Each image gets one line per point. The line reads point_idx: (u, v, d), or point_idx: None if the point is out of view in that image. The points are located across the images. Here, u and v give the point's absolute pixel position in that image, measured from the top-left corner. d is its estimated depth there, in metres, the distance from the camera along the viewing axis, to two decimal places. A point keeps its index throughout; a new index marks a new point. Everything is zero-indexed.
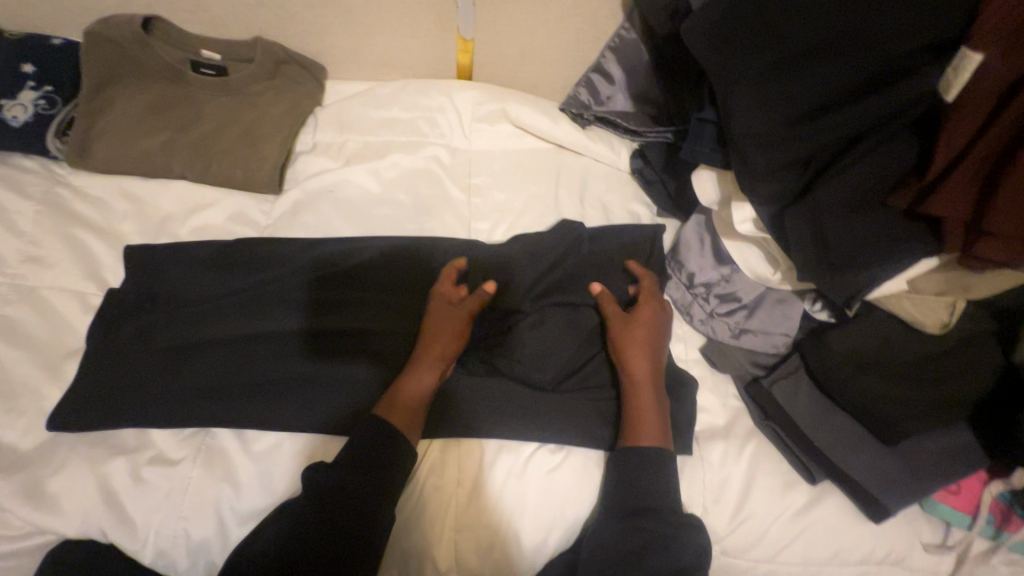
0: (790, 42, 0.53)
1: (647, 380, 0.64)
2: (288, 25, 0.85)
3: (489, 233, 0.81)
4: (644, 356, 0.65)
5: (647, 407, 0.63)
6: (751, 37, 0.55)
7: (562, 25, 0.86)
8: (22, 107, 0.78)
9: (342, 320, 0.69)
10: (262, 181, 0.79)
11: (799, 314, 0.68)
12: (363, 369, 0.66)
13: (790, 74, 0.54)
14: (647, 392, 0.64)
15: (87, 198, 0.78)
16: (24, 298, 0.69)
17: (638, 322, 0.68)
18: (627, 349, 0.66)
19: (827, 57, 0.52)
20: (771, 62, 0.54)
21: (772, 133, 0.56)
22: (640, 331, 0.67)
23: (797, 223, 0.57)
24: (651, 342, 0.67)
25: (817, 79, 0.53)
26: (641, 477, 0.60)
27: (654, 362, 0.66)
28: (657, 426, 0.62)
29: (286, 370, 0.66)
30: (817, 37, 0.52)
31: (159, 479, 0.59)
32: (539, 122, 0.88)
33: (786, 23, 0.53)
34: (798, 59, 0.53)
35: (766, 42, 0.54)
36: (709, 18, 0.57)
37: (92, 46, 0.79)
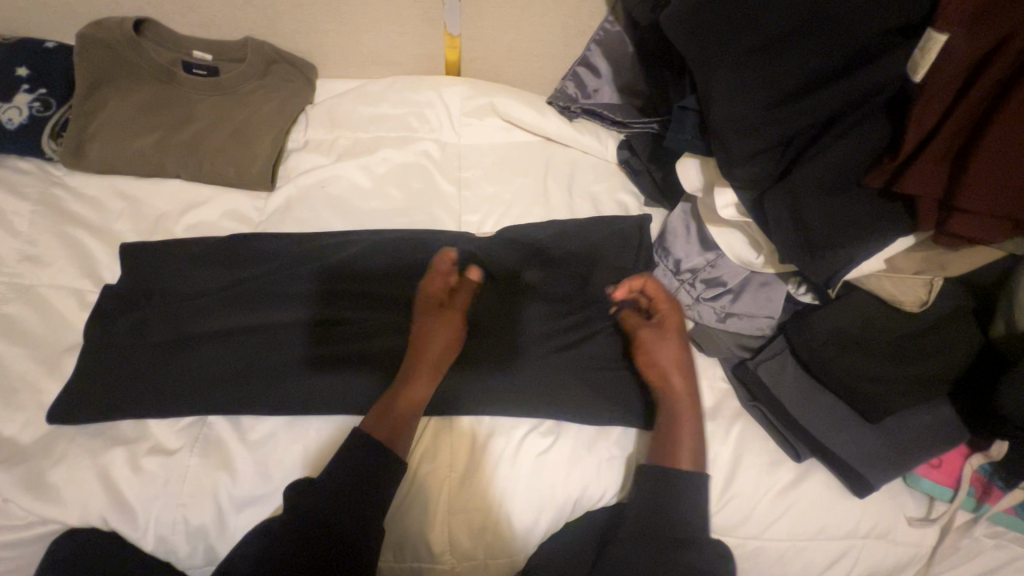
0: (766, 27, 0.54)
1: (687, 399, 0.66)
2: (277, 24, 0.86)
3: (480, 225, 0.82)
4: (677, 377, 0.66)
5: (688, 428, 0.64)
6: (728, 23, 0.55)
7: (547, 19, 0.87)
8: (17, 109, 0.79)
9: (336, 309, 0.70)
10: (255, 178, 0.80)
11: (781, 297, 0.70)
12: (356, 359, 0.67)
13: (769, 58, 0.55)
14: (686, 412, 0.65)
15: (82, 197, 0.79)
16: (22, 296, 0.70)
17: (671, 339, 0.69)
18: (663, 371, 0.67)
19: (801, 41, 0.54)
20: (747, 48, 0.55)
21: (752, 118, 0.57)
22: (673, 348, 0.68)
23: (777, 206, 0.58)
24: (683, 359, 0.68)
25: (792, 63, 0.54)
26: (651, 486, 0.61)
27: (687, 380, 0.67)
28: (698, 444, 0.63)
29: (281, 361, 0.67)
30: (790, 23, 0.53)
31: (158, 468, 0.60)
32: (527, 116, 0.89)
33: (761, 9, 0.54)
34: (775, 45, 0.54)
35: (744, 27, 0.55)
36: (687, 6, 0.57)
37: (85, 49, 0.80)
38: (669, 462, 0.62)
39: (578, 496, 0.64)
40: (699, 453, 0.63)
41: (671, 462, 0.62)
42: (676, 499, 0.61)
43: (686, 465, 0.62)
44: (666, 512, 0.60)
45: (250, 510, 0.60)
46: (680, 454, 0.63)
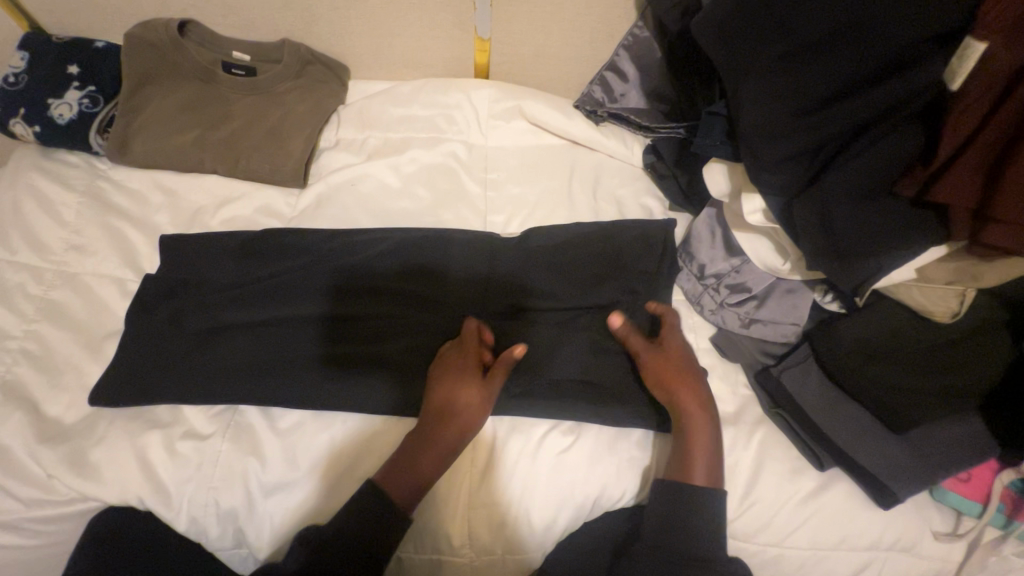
0: (795, 36, 0.55)
1: (700, 412, 0.63)
2: (313, 26, 0.89)
3: (504, 226, 0.84)
4: (690, 392, 0.64)
5: (702, 445, 0.62)
6: (761, 30, 0.57)
7: (576, 24, 0.88)
8: (67, 105, 0.83)
9: (362, 304, 0.72)
10: (288, 175, 0.83)
11: (807, 304, 0.69)
12: (379, 356, 0.69)
13: (799, 67, 0.56)
14: (699, 429, 0.63)
15: (125, 190, 0.83)
16: (68, 283, 0.74)
17: (675, 350, 0.68)
18: (675, 385, 0.65)
19: (830, 49, 0.54)
20: (779, 55, 0.56)
21: (779, 127, 0.58)
22: (679, 360, 0.67)
23: (805, 214, 0.59)
24: (690, 371, 0.67)
25: (820, 72, 0.55)
26: (672, 507, 0.60)
27: (701, 393, 0.65)
28: (712, 460, 0.61)
29: (307, 353, 0.69)
30: (819, 32, 0.54)
31: (191, 451, 0.63)
32: (554, 119, 0.90)
33: (796, 16, 0.54)
34: (803, 53, 0.55)
35: (773, 37, 0.56)
36: (719, 14, 0.60)
37: (132, 47, 0.84)
38: (684, 479, 0.61)
39: (596, 495, 0.64)
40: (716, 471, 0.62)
41: (687, 478, 0.61)
42: (693, 509, 0.60)
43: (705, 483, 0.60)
44: (674, 525, 0.60)
45: (277, 497, 0.62)
46: (699, 471, 0.61)
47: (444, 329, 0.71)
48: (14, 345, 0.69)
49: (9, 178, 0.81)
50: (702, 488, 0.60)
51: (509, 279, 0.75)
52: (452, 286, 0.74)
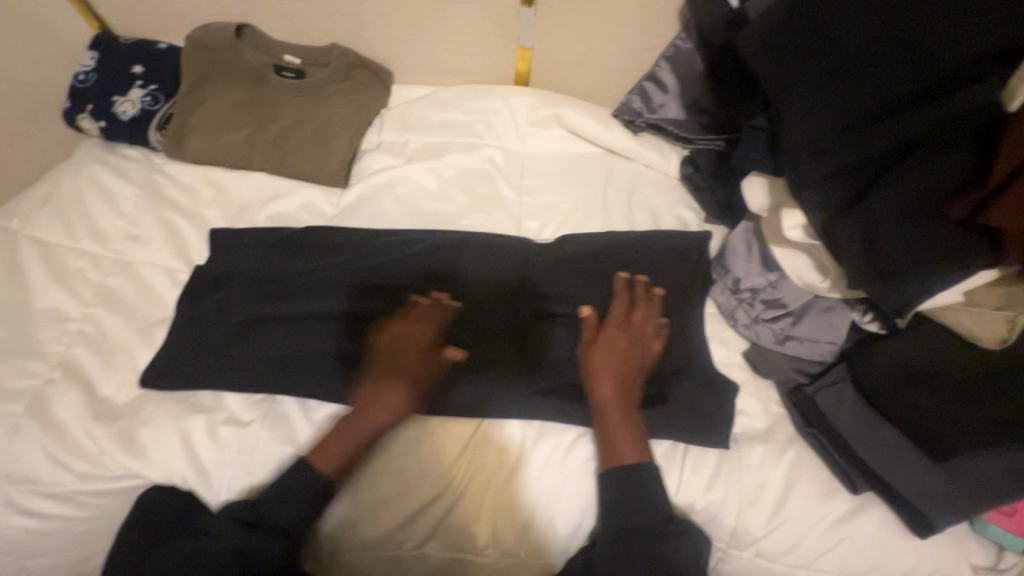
0: (839, 54, 0.57)
1: (616, 400, 0.64)
2: (362, 32, 0.92)
3: (538, 232, 0.85)
4: (608, 378, 0.65)
5: (619, 428, 0.62)
6: (805, 47, 0.59)
7: (618, 35, 0.89)
8: (131, 103, 0.88)
9: (385, 303, 0.73)
10: (331, 175, 0.86)
11: (845, 323, 0.68)
12: (400, 355, 0.70)
13: (845, 84, 0.57)
14: (615, 414, 0.63)
15: (178, 184, 0.87)
16: (123, 270, 0.78)
17: (609, 337, 0.68)
18: (593, 371, 0.66)
19: (880, 67, 0.55)
20: (824, 71, 0.58)
21: (823, 140, 0.59)
22: (608, 347, 0.67)
23: (848, 229, 0.58)
24: (620, 357, 0.66)
25: (868, 89, 0.56)
26: (634, 494, 0.60)
27: (623, 379, 0.65)
28: (633, 442, 0.62)
29: (328, 347, 0.70)
30: (866, 54, 0.56)
31: (231, 437, 0.65)
32: (592, 128, 0.91)
33: (842, 34, 0.57)
34: (851, 70, 0.56)
35: (817, 55, 0.58)
36: (765, 32, 0.63)
37: (192, 49, 0.89)
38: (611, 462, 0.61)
39: None
40: (638, 452, 0.61)
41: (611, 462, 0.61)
42: (653, 500, 0.60)
43: (628, 463, 0.61)
44: (637, 504, 0.60)
45: None
46: (621, 452, 0.61)
47: (464, 331, 0.72)
48: (73, 327, 0.73)
49: (74, 169, 0.86)
50: (625, 468, 0.60)
51: (541, 291, 0.74)
52: (480, 287, 0.75)
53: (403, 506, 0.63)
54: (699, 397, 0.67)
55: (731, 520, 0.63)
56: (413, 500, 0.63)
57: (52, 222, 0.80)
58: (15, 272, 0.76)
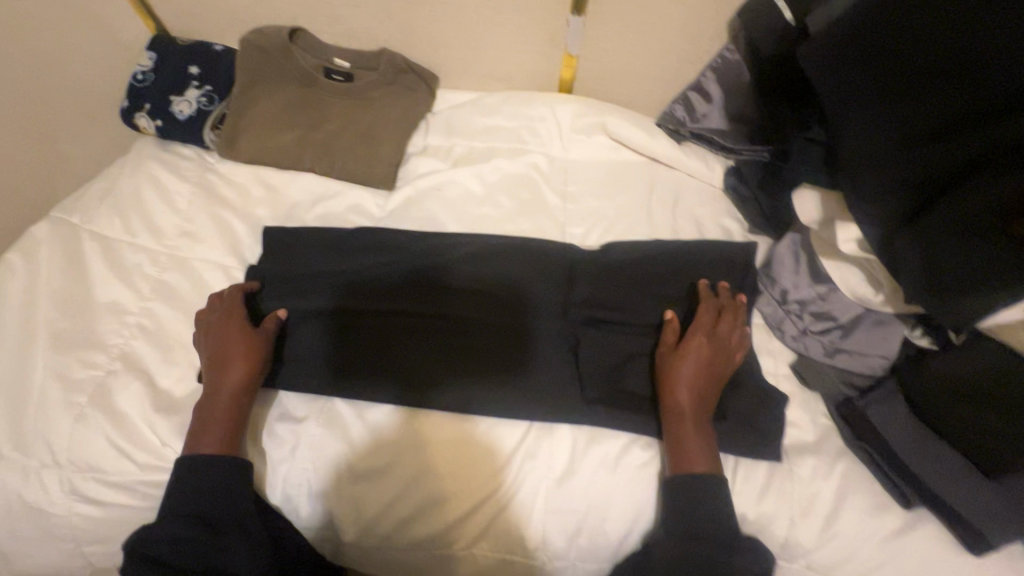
0: (900, 71, 0.57)
1: (694, 410, 0.64)
2: (411, 37, 0.93)
3: (583, 238, 0.85)
4: (688, 386, 0.65)
5: (695, 439, 0.63)
6: (867, 61, 0.59)
7: (665, 44, 0.90)
8: (187, 103, 0.90)
9: (366, 304, 0.74)
10: (379, 178, 0.88)
11: (898, 338, 0.67)
12: (393, 355, 0.71)
13: (906, 101, 0.57)
14: (690, 422, 0.64)
15: (230, 182, 0.89)
16: (178, 266, 0.79)
17: (698, 344, 0.67)
18: (674, 377, 0.66)
19: (945, 83, 0.54)
20: (886, 86, 0.58)
21: (881, 155, 0.59)
22: (693, 354, 0.67)
23: (907, 245, 0.58)
24: (705, 366, 0.66)
25: (931, 105, 0.55)
26: (693, 503, 0.60)
27: (705, 388, 0.66)
28: (707, 453, 0.62)
29: (318, 348, 0.71)
30: (929, 71, 0.55)
31: (286, 433, 0.67)
32: (636, 136, 0.92)
33: (907, 48, 0.56)
34: (914, 87, 0.56)
35: (879, 72, 0.58)
36: (824, 44, 0.62)
37: (246, 51, 0.91)
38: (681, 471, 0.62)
39: None
40: (711, 462, 0.62)
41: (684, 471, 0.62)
42: (713, 506, 0.60)
43: (701, 472, 0.61)
44: (695, 511, 0.60)
45: (364, 484, 0.65)
46: (693, 460, 0.62)
47: (481, 335, 0.72)
48: (132, 320, 0.75)
49: (131, 167, 0.89)
50: (696, 477, 0.61)
51: (594, 296, 0.76)
52: (485, 292, 0.76)
53: (454, 507, 0.65)
54: (749, 408, 0.68)
55: (782, 532, 0.64)
56: (463, 501, 0.65)
57: (111, 217, 0.83)
58: (77, 266, 0.78)
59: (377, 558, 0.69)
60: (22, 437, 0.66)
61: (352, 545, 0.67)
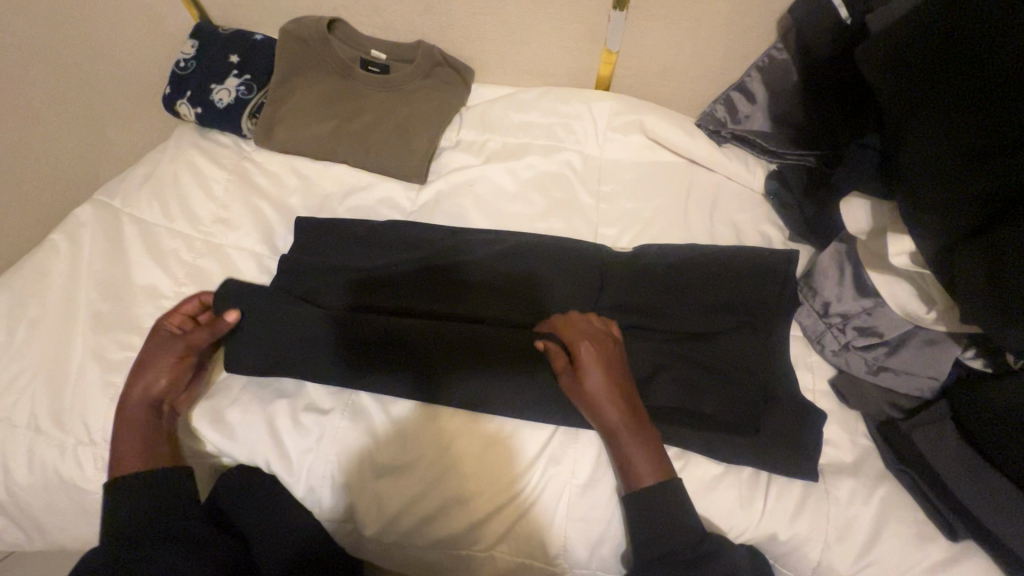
0: (958, 80, 0.55)
1: (621, 421, 0.62)
2: (448, 31, 0.92)
3: (615, 240, 0.83)
4: (608, 400, 0.62)
5: (634, 449, 0.61)
6: (931, 71, 0.57)
7: (710, 42, 0.87)
8: (226, 91, 0.92)
9: (398, 301, 0.75)
10: (412, 171, 0.87)
11: (949, 358, 0.64)
12: (406, 353, 0.68)
13: (969, 110, 0.54)
14: (624, 433, 0.61)
15: (265, 171, 0.89)
16: (214, 252, 0.81)
17: (591, 355, 0.64)
18: (588, 397, 0.63)
19: (1012, 86, 0.51)
20: (953, 95, 0.55)
21: (944, 167, 0.56)
22: (593, 366, 0.63)
23: (972, 260, 0.54)
24: (612, 375, 0.63)
25: (997, 113, 0.52)
26: (654, 512, 0.59)
27: (624, 396, 0.63)
28: (654, 459, 0.61)
29: (331, 338, 0.69)
30: (996, 78, 0.52)
31: (314, 424, 0.67)
32: (675, 136, 0.89)
33: (979, 56, 0.53)
34: (978, 95, 0.53)
35: (941, 81, 0.56)
36: (885, 52, 0.61)
37: (285, 42, 0.91)
38: (635, 486, 0.60)
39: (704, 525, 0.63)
40: (659, 469, 0.60)
41: (638, 485, 0.60)
42: (667, 507, 0.59)
43: (652, 483, 0.60)
44: (655, 518, 0.59)
45: (387, 479, 0.66)
46: (641, 473, 0.60)
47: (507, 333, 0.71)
48: (167, 304, 0.76)
49: (171, 153, 0.91)
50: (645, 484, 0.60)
51: (624, 301, 0.74)
52: (509, 289, 0.75)
53: (475, 509, 0.64)
54: (786, 424, 0.66)
55: (815, 554, 0.62)
56: (484, 504, 0.64)
57: (150, 201, 0.84)
58: (117, 248, 0.80)
59: (397, 553, 0.69)
60: (62, 414, 0.69)
61: (373, 539, 0.67)
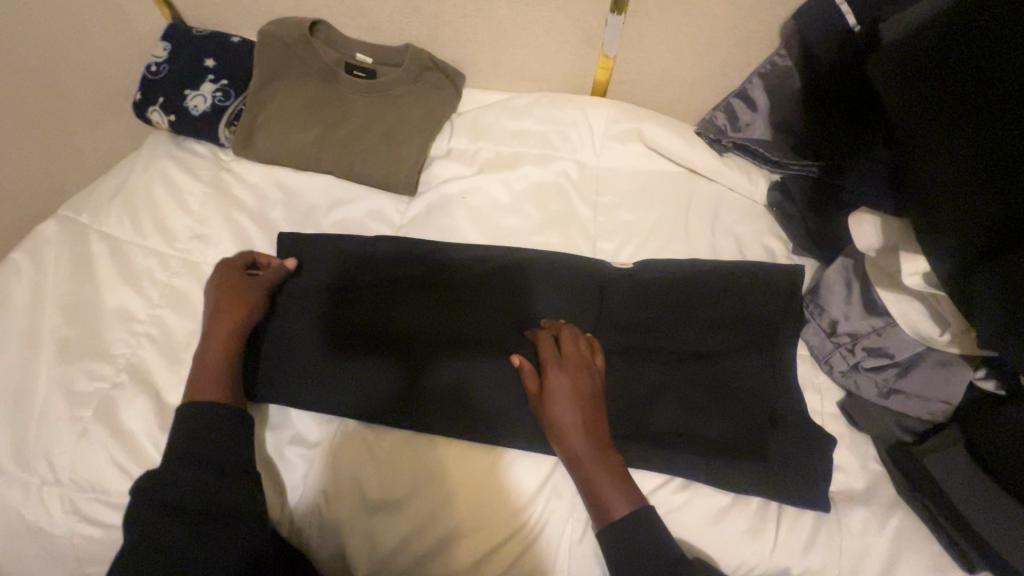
0: (983, 90, 0.52)
1: (588, 449, 0.59)
2: (438, 34, 0.88)
3: (614, 255, 0.80)
4: (576, 428, 0.60)
5: (603, 479, 0.58)
6: (942, 84, 0.55)
7: (709, 48, 0.84)
8: (202, 98, 0.86)
9: (378, 319, 0.70)
10: (401, 182, 0.83)
11: (963, 381, 0.62)
12: (409, 373, 0.67)
13: (993, 122, 0.51)
14: (589, 463, 0.59)
15: (245, 183, 0.84)
16: (190, 271, 0.76)
17: (559, 381, 0.62)
18: (555, 423, 0.60)
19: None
20: (963, 110, 0.53)
21: (957, 186, 0.54)
22: (563, 389, 0.61)
23: (988, 283, 0.52)
24: (581, 401, 0.61)
25: (1010, 128, 0.50)
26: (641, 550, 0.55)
27: (591, 424, 0.61)
28: (625, 489, 0.58)
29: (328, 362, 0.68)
30: (1007, 91, 0.50)
31: (298, 457, 0.65)
32: (675, 145, 0.86)
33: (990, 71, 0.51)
34: (999, 107, 0.50)
35: (953, 95, 0.54)
36: (895, 64, 0.59)
37: (265, 45, 0.86)
38: (602, 518, 0.58)
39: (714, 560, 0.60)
40: (631, 499, 0.58)
41: (605, 516, 0.57)
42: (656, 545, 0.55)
43: (623, 515, 0.57)
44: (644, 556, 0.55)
45: (379, 517, 0.62)
46: (609, 506, 0.57)
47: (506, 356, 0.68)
48: (140, 329, 0.71)
49: (142, 163, 0.85)
50: (622, 520, 0.56)
51: (627, 320, 0.71)
52: (504, 308, 0.71)
53: (471, 549, 0.60)
54: (795, 450, 0.63)
55: None
56: (482, 540, 0.60)
57: (120, 216, 0.79)
58: (84, 268, 0.75)
59: None
60: (24, 452, 0.64)
61: None
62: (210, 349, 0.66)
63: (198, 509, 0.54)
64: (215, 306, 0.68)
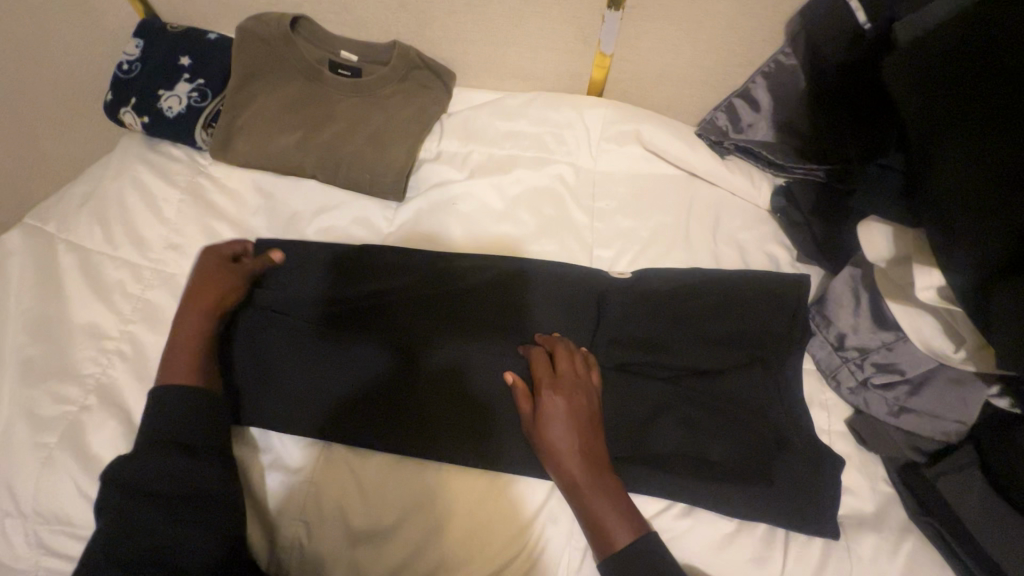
0: (1006, 95, 0.48)
1: (585, 475, 0.56)
2: (426, 29, 0.83)
3: (612, 263, 0.76)
4: (573, 453, 0.57)
5: (603, 506, 0.55)
6: (965, 88, 0.51)
7: (712, 46, 0.80)
8: (176, 98, 0.82)
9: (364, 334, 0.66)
10: (387, 187, 0.78)
11: (977, 402, 0.59)
12: (394, 393, 0.63)
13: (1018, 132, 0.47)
14: (587, 489, 0.56)
15: (224, 189, 0.80)
16: (165, 283, 0.72)
17: (554, 403, 0.58)
18: (550, 449, 0.57)
19: None
20: (987, 116, 0.49)
21: (971, 197, 0.50)
22: (559, 412, 0.58)
23: (1006, 303, 0.48)
24: (575, 424, 0.58)
25: None
26: None
27: (589, 448, 0.57)
28: (626, 516, 0.55)
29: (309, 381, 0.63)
30: None
31: (278, 484, 0.61)
32: (675, 148, 0.82)
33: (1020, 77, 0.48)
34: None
35: (976, 100, 0.50)
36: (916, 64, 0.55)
37: (244, 42, 0.81)
38: (604, 547, 0.54)
39: None
40: (633, 526, 0.54)
41: (606, 545, 0.54)
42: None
43: (625, 544, 0.54)
44: None
45: (366, 548, 0.59)
46: (610, 535, 0.54)
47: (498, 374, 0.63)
48: (111, 346, 0.67)
49: (115, 168, 0.81)
50: (624, 550, 0.53)
51: (625, 334, 0.68)
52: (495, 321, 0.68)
53: None
54: (802, 473, 0.60)
55: None
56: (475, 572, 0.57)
57: (91, 225, 0.75)
58: (52, 281, 0.70)
59: None
60: None
61: None
62: (184, 331, 0.63)
63: (176, 493, 0.54)
64: (187, 298, 0.65)
